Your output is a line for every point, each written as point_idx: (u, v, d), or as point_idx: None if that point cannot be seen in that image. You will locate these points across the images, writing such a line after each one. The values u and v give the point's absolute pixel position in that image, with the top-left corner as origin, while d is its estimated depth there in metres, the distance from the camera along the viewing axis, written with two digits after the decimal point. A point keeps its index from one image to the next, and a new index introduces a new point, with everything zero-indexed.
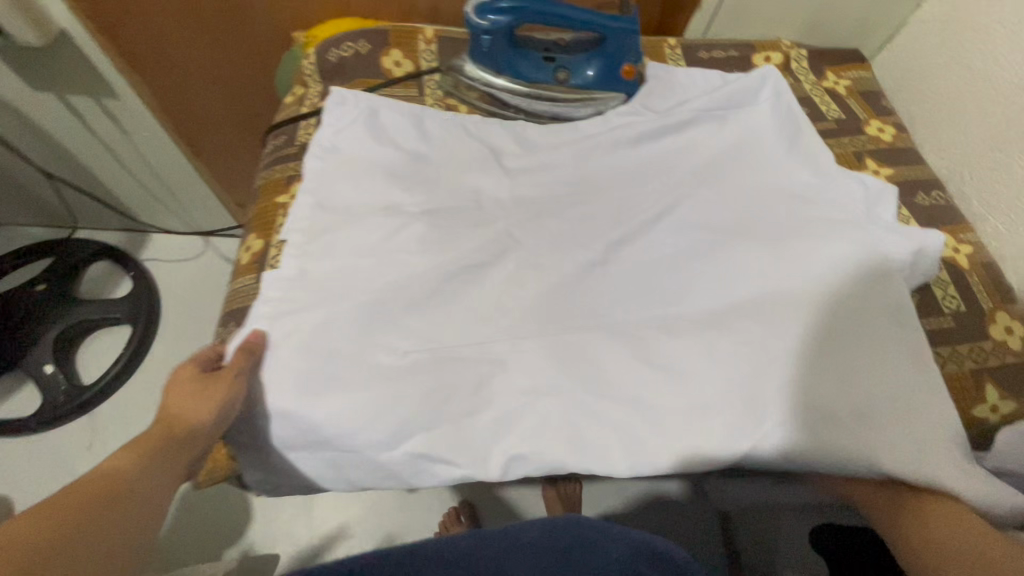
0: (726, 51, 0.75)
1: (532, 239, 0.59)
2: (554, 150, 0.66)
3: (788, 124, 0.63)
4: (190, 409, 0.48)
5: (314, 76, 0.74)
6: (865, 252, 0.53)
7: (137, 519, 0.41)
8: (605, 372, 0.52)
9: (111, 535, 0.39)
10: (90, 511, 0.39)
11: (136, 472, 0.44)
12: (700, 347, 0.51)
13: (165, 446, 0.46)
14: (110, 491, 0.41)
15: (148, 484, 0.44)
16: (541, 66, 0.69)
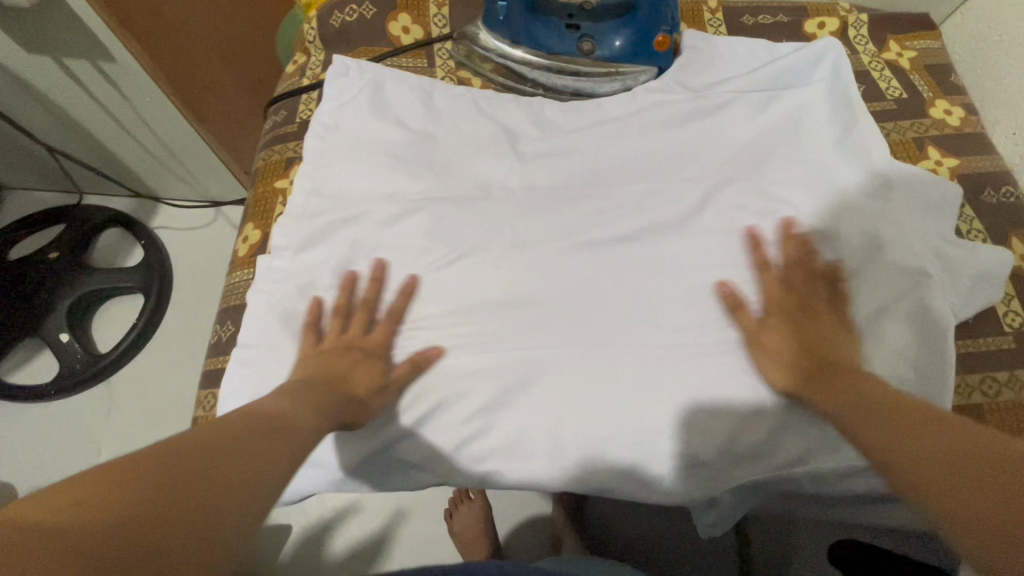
0: (773, 15, 0.67)
1: (546, 234, 0.55)
2: (574, 133, 0.60)
3: (839, 114, 0.56)
4: (353, 378, 0.47)
5: (315, 42, 0.68)
6: (910, 282, 0.48)
7: (292, 456, 0.38)
8: (623, 390, 0.47)
9: (261, 463, 0.35)
10: (237, 440, 0.36)
11: (294, 417, 0.42)
12: (732, 372, 0.47)
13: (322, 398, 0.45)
14: (269, 432, 0.38)
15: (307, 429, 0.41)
16: (564, 33, 0.60)
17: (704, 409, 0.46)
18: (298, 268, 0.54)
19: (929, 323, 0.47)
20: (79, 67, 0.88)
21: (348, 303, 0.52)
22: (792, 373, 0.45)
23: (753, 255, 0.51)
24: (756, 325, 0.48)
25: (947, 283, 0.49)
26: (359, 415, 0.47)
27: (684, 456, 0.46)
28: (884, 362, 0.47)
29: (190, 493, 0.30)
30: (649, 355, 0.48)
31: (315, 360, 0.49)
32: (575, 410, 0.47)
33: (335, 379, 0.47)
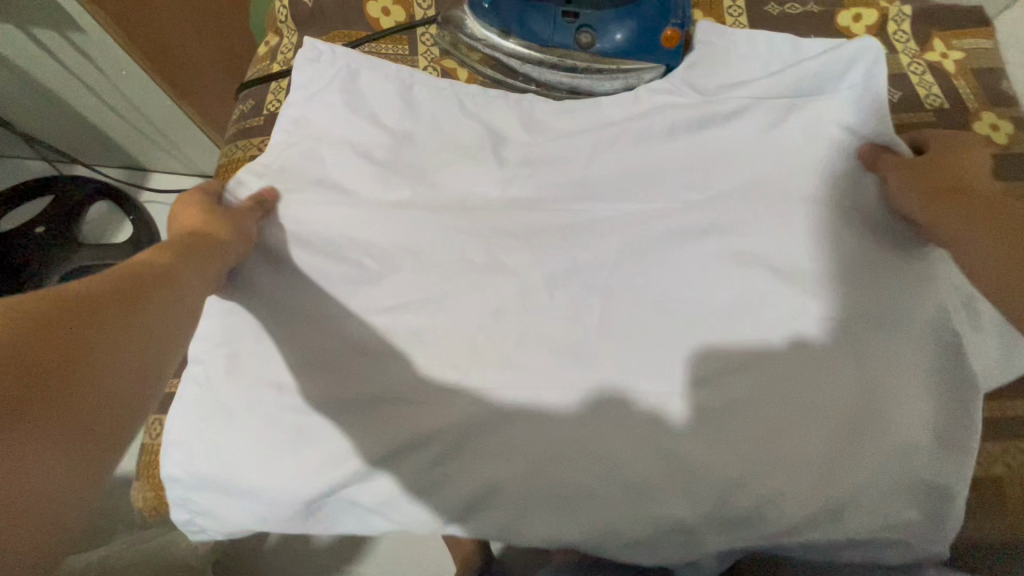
0: (803, 5, 0.59)
1: (528, 247, 0.50)
2: (569, 137, 0.54)
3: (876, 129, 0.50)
4: (201, 223, 0.46)
5: (288, 22, 0.61)
6: (938, 342, 0.43)
7: (166, 312, 0.36)
8: (603, 440, 0.43)
9: (147, 334, 0.33)
10: (110, 306, 0.33)
11: (163, 266, 0.39)
12: (736, 428, 0.42)
13: (194, 248, 0.43)
14: (139, 277, 0.36)
15: (185, 284, 0.39)
16: (559, 24, 0.53)
17: (691, 462, 0.42)
18: (251, 290, 0.49)
19: (959, 386, 0.43)
20: (48, 35, 0.83)
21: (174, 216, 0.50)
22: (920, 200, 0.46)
23: (759, 287, 0.46)
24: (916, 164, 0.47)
25: (976, 342, 0.45)
26: (225, 249, 0.45)
27: (664, 514, 0.42)
28: (905, 428, 0.41)
29: (71, 373, 0.28)
30: (637, 400, 0.43)
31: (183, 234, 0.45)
32: (548, 462, 0.42)
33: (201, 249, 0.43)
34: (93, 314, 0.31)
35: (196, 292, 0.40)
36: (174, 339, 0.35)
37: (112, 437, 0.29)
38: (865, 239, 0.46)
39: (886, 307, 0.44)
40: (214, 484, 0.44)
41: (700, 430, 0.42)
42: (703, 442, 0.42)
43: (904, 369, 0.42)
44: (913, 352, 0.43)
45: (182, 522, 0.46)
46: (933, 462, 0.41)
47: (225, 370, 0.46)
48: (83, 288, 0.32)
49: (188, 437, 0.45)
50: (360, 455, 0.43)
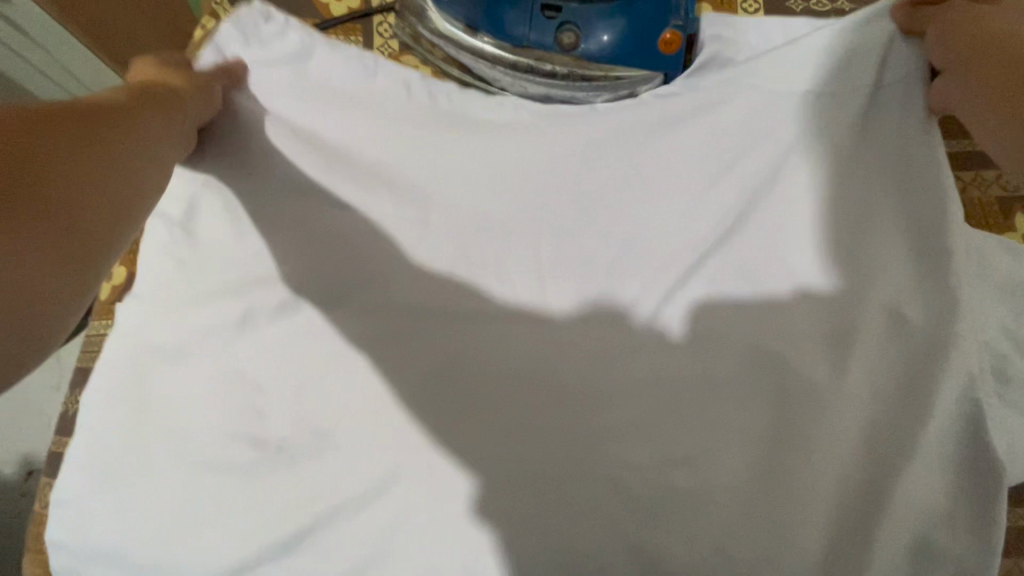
0: (825, 5, 0.50)
1: (488, 282, 0.42)
2: (544, 147, 0.44)
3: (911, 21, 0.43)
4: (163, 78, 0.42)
5: (226, 5, 0.53)
6: (963, 422, 0.37)
7: (131, 163, 0.33)
8: (564, 529, 0.35)
9: (110, 176, 0.31)
10: (64, 132, 0.30)
11: (121, 106, 0.35)
12: (718, 516, 0.35)
13: (156, 97, 0.39)
14: (95, 112, 0.33)
15: (144, 132, 0.36)
16: (536, 19, 0.45)
17: (665, 557, 0.34)
18: (161, 325, 0.41)
19: (983, 475, 0.36)
20: None
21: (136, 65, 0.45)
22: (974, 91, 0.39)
23: (757, 342, 0.38)
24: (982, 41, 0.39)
25: (1007, 422, 0.38)
26: (186, 102, 0.41)
27: None
28: (912, 527, 0.35)
29: (34, 218, 0.25)
30: (601, 477, 0.36)
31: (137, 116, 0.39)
32: (494, 556, 0.35)
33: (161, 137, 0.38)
34: (42, 145, 0.28)
35: (163, 142, 0.37)
36: (142, 186, 0.33)
37: (81, 276, 0.27)
38: (887, 291, 0.39)
39: (899, 378, 0.37)
40: (107, 556, 0.38)
41: (677, 515, 0.35)
42: (682, 532, 0.35)
43: (922, 455, 0.36)
44: (934, 434, 0.36)
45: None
46: (936, 561, 0.35)
47: (128, 418, 0.40)
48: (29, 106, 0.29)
49: (83, 498, 0.39)
50: (267, 528, 0.37)
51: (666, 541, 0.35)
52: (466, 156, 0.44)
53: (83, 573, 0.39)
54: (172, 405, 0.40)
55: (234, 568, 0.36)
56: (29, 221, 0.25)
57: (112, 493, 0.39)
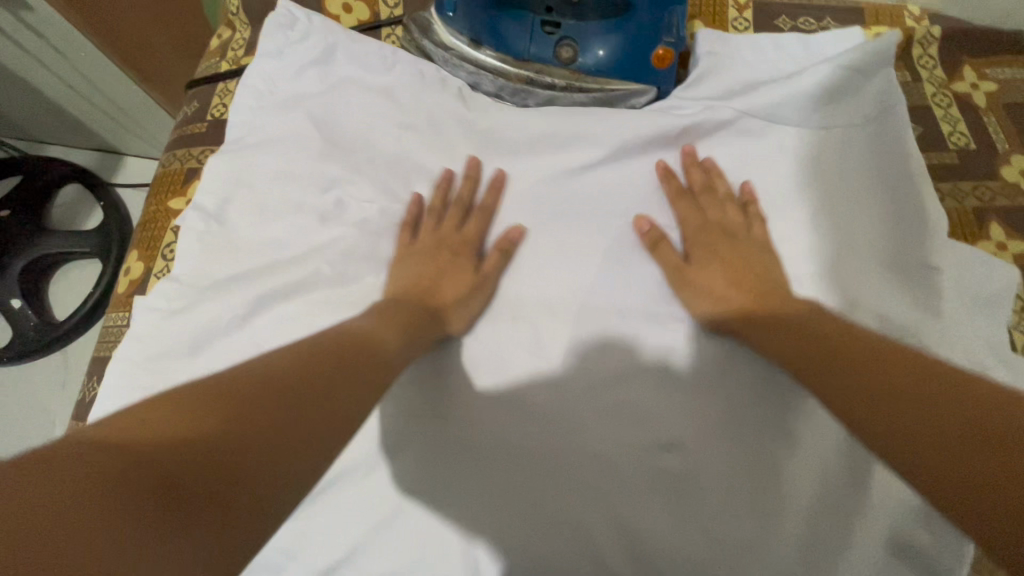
0: (816, 23, 0.53)
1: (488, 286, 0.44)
2: (543, 159, 0.47)
3: (681, 218, 0.45)
4: (451, 289, 0.43)
5: (241, 15, 0.55)
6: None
7: (331, 421, 0.25)
8: (553, 509, 0.37)
9: (282, 440, 0.23)
10: (304, 384, 0.25)
11: (378, 337, 0.34)
12: (706, 499, 0.37)
13: (343, 351, 0.30)
14: (348, 349, 0.30)
15: (361, 388, 0.28)
16: (536, 33, 0.47)
17: (646, 534, 0.37)
18: (182, 314, 0.43)
19: None
20: None
21: (439, 201, 0.46)
22: (727, 309, 0.41)
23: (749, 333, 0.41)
24: (678, 262, 0.43)
25: None
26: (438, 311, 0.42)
27: None
28: (892, 517, 0.37)
29: (202, 511, 0.20)
30: (593, 456, 0.38)
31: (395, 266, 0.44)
32: (483, 538, 0.37)
33: (419, 283, 0.43)
34: (275, 401, 0.24)
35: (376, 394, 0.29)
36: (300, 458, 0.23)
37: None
38: (876, 295, 0.41)
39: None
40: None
41: (666, 496, 0.37)
42: (665, 512, 0.37)
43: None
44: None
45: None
46: (916, 554, 0.36)
47: (145, 392, 0.41)
48: (295, 346, 0.28)
49: None
50: None
51: (652, 520, 0.37)
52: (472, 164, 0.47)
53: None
54: None
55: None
56: (187, 513, 0.19)
57: None
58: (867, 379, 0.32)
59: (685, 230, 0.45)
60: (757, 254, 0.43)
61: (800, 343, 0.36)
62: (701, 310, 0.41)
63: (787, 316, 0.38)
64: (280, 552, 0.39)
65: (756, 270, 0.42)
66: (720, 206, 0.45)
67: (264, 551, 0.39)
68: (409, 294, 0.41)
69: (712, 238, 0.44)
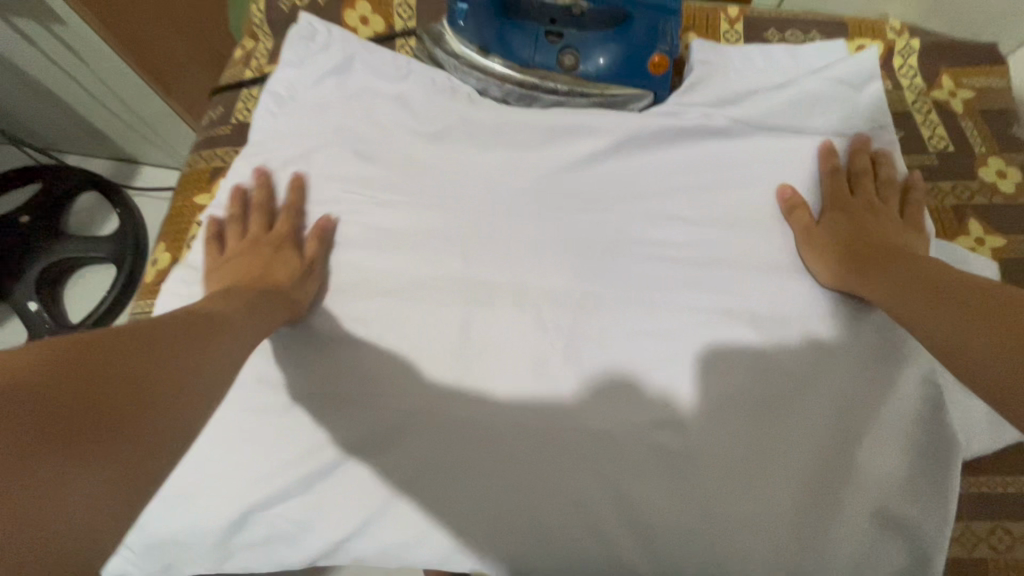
0: (804, 36, 0.56)
1: (496, 276, 0.46)
2: (548, 160, 0.50)
3: (822, 184, 0.47)
4: (276, 273, 0.44)
5: (264, 27, 0.59)
6: (928, 408, 0.40)
7: (199, 370, 0.29)
8: (555, 480, 0.40)
9: (159, 375, 0.26)
10: (169, 341, 0.29)
11: (222, 310, 0.36)
12: (699, 476, 0.39)
13: (206, 324, 0.33)
14: (204, 321, 0.33)
15: (221, 350, 0.32)
16: (541, 44, 0.51)
17: (640, 506, 0.39)
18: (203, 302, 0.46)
19: (938, 446, 0.40)
20: (32, 26, 0.79)
21: (239, 207, 0.49)
22: (838, 269, 0.42)
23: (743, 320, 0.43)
24: (812, 222, 0.45)
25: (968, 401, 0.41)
26: (289, 298, 0.43)
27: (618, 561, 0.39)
28: (878, 493, 0.39)
29: (98, 420, 0.22)
30: (594, 434, 0.41)
31: (217, 269, 0.45)
32: (493, 503, 0.40)
33: (255, 272, 0.44)
34: (152, 353, 0.27)
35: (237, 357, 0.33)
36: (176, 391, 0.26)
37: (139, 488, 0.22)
38: None
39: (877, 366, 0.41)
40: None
41: (663, 471, 0.40)
42: (662, 489, 0.39)
43: (887, 432, 0.40)
44: (899, 413, 0.40)
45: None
46: (899, 527, 0.38)
47: None
48: (162, 318, 0.31)
49: None
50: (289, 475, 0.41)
51: (648, 493, 0.39)
52: (482, 164, 0.50)
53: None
54: None
55: (247, 510, 0.41)
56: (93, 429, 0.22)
57: None
58: (937, 302, 0.34)
59: (824, 199, 0.46)
60: (843, 230, 0.44)
61: (903, 285, 0.37)
62: (826, 272, 0.43)
63: (898, 263, 0.39)
64: (293, 525, 0.41)
65: (871, 234, 0.43)
66: (871, 186, 0.46)
67: (278, 524, 0.41)
68: (246, 279, 0.43)
69: (847, 209, 0.45)
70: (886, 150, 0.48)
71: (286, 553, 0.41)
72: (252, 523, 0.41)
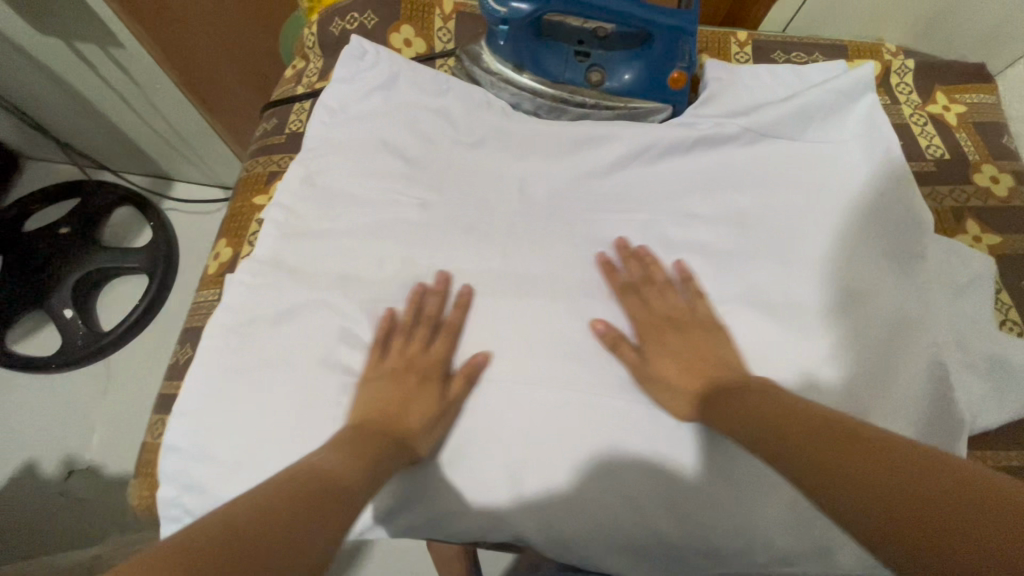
0: (808, 56, 0.62)
1: (532, 270, 0.50)
2: (577, 165, 0.55)
3: (625, 305, 0.48)
4: (409, 414, 0.43)
5: (316, 49, 0.65)
6: (933, 389, 0.44)
7: (323, 525, 0.32)
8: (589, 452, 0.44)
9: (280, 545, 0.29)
10: (301, 505, 0.32)
11: (344, 474, 0.36)
12: (717, 446, 0.43)
13: (329, 489, 0.34)
14: (327, 485, 0.34)
15: (351, 502, 0.35)
16: (570, 62, 0.56)
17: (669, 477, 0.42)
18: (262, 290, 0.49)
19: (940, 418, 0.43)
20: (92, 50, 0.85)
21: (410, 317, 0.48)
22: (690, 405, 0.42)
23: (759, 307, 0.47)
24: (633, 355, 0.45)
25: (970, 382, 0.45)
26: (411, 448, 0.42)
27: (651, 529, 0.42)
28: None
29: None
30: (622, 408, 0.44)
31: (364, 391, 0.44)
32: (534, 475, 0.43)
33: (388, 410, 0.43)
34: (285, 517, 0.30)
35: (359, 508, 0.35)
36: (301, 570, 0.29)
37: None
38: (872, 274, 0.47)
39: (885, 348, 0.44)
40: (202, 467, 0.44)
41: (686, 442, 0.43)
42: (686, 459, 0.43)
43: (892, 406, 0.43)
44: (909, 392, 0.43)
45: (165, 501, 0.45)
46: None
47: (233, 355, 0.47)
48: (297, 474, 0.34)
49: (190, 437, 0.45)
50: None
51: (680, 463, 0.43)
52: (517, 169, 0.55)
53: (183, 478, 0.45)
54: (272, 351, 0.47)
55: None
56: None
57: (215, 429, 0.45)
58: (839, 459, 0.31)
59: (635, 323, 0.47)
60: (704, 347, 0.45)
61: (758, 425, 0.37)
62: (674, 407, 0.43)
63: (741, 396, 0.40)
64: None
65: (712, 352, 0.44)
66: (659, 296, 0.48)
67: None
68: (370, 419, 0.42)
69: (660, 326, 0.47)
70: (890, 152, 0.53)
71: (340, 519, 0.45)
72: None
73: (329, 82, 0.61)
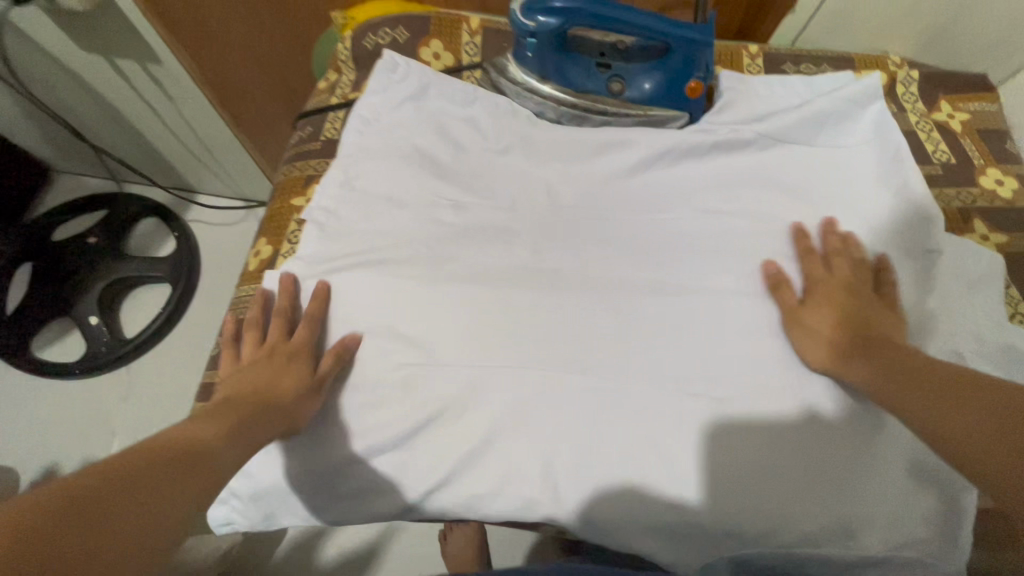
0: (817, 67, 0.65)
1: (561, 265, 0.53)
2: (600, 169, 0.58)
3: (805, 269, 0.51)
4: (282, 384, 0.45)
5: (349, 62, 0.69)
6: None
7: (190, 495, 0.33)
8: (614, 434, 0.46)
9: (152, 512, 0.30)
10: (145, 477, 0.31)
11: (208, 440, 0.37)
12: (747, 432, 0.45)
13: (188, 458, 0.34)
14: (191, 451, 0.35)
15: (227, 461, 0.37)
16: (592, 72, 0.60)
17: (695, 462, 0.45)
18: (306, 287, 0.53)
19: None
20: (131, 66, 0.88)
21: (263, 314, 0.52)
22: (832, 354, 0.45)
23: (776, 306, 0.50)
24: (796, 304, 0.49)
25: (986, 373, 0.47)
26: (285, 409, 0.45)
27: (682, 510, 0.44)
28: (901, 445, 0.45)
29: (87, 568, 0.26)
30: (647, 394, 0.47)
31: (236, 376, 0.46)
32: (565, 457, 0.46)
33: (261, 388, 0.45)
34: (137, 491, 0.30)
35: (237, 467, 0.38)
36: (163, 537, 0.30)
37: None
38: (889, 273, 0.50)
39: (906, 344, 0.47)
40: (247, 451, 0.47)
41: (718, 429, 0.45)
42: (719, 444, 0.45)
43: None
44: None
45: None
46: (917, 475, 0.44)
47: None
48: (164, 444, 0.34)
49: None
50: (383, 429, 0.47)
51: (707, 448, 0.45)
52: (543, 172, 0.58)
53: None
54: (315, 342, 0.50)
55: (346, 461, 0.47)
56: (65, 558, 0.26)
57: None
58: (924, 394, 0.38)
59: (807, 279, 0.50)
60: (864, 307, 0.47)
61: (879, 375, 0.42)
62: (816, 355, 0.46)
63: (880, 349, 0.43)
64: (385, 477, 0.47)
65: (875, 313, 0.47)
66: (847, 264, 0.50)
67: (369, 475, 0.47)
68: (243, 395, 0.44)
69: (832, 288, 0.48)
70: (896, 153, 0.55)
71: (377, 503, 0.47)
72: (352, 472, 0.47)
73: (362, 93, 0.65)
